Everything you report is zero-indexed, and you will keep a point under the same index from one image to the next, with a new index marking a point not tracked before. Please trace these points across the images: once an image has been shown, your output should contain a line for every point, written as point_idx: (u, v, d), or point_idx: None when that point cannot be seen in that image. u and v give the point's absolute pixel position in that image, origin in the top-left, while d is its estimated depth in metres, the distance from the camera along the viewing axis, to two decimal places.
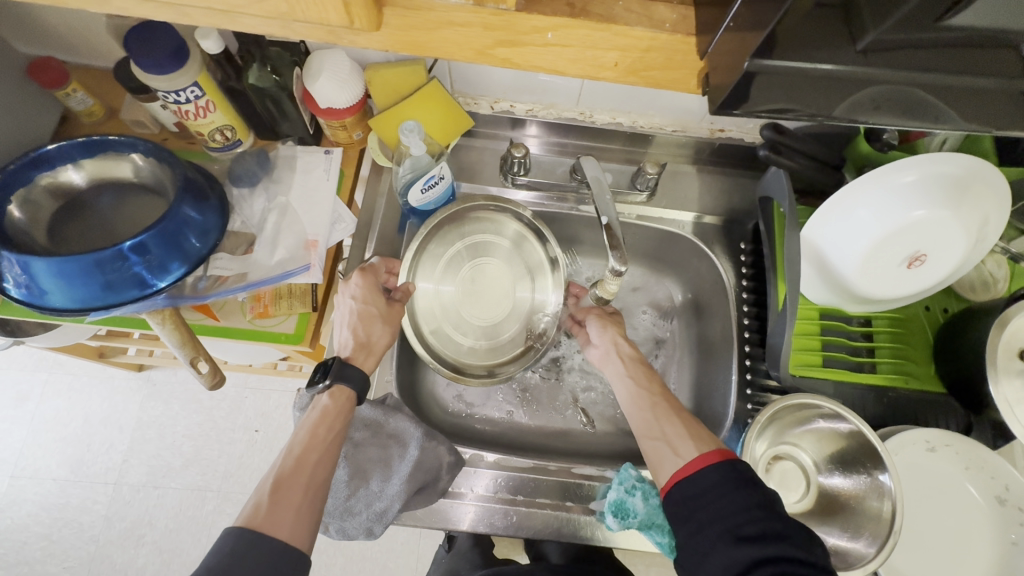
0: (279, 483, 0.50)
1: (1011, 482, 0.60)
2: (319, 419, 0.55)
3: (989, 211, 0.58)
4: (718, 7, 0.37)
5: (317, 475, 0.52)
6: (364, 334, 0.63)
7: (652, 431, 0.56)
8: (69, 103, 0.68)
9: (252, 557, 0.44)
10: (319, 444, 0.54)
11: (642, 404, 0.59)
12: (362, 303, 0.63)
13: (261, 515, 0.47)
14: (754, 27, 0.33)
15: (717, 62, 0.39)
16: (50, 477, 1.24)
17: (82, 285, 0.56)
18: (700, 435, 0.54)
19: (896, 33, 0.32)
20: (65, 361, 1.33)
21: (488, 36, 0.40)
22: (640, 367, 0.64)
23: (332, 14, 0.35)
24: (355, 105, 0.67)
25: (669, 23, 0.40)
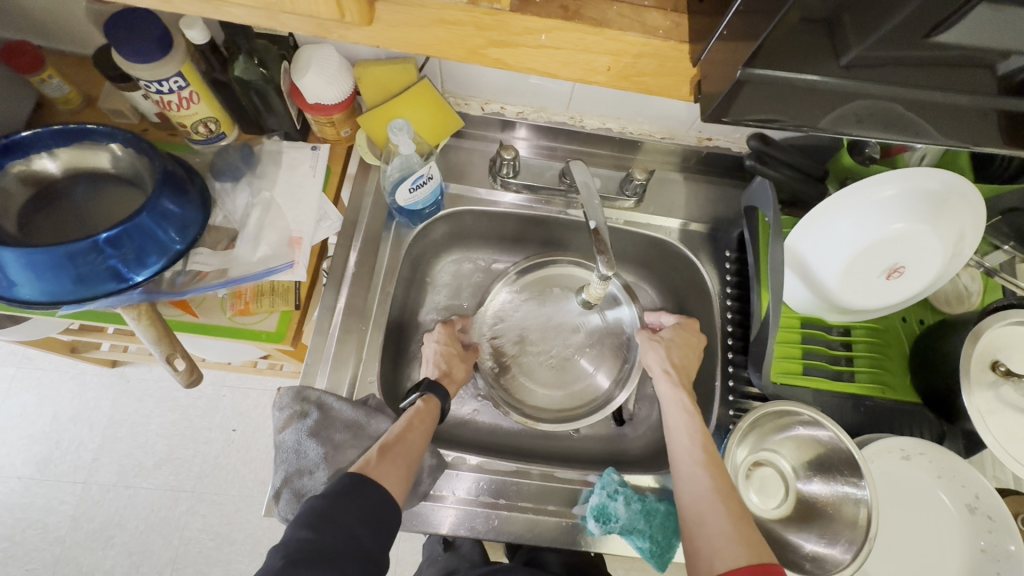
0: (385, 448, 0.55)
1: (981, 491, 0.62)
2: (416, 414, 0.61)
3: (965, 227, 0.60)
4: (712, 17, 0.37)
5: (414, 453, 0.57)
6: (448, 368, 0.70)
7: (694, 512, 0.54)
8: (44, 89, 0.66)
9: (364, 497, 0.49)
10: (417, 428, 0.59)
11: (686, 473, 0.57)
12: (445, 344, 0.72)
13: (370, 467, 0.53)
14: (747, 36, 0.34)
15: (710, 71, 0.39)
16: (15, 475, 1.20)
17: (53, 278, 0.54)
18: (746, 535, 0.50)
19: (877, 50, 0.33)
20: (34, 355, 1.28)
21: (481, 36, 0.40)
22: (688, 423, 0.61)
23: (323, 7, 0.34)
24: (344, 101, 0.67)
25: (661, 31, 0.40)
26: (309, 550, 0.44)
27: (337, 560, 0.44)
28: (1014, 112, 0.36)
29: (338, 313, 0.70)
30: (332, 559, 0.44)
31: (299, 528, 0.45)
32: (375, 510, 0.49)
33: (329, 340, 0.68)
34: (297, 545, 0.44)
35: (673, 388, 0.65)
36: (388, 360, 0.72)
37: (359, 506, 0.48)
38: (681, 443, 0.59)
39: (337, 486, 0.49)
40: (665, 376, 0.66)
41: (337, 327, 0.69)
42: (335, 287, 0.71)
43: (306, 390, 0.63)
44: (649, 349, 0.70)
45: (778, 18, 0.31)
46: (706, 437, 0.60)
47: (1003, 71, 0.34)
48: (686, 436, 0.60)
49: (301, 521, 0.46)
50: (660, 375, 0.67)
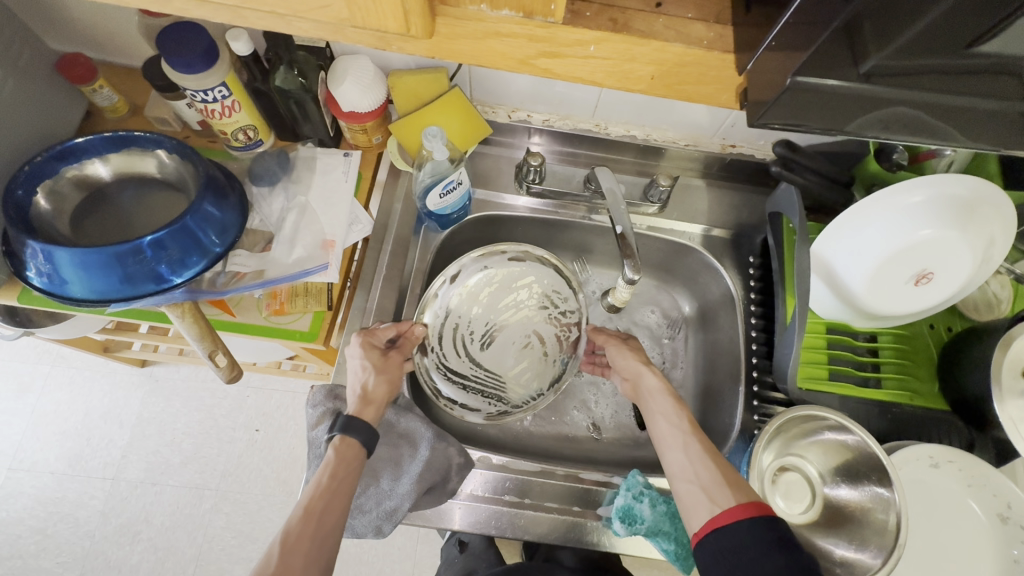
0: (287, 535, 0.50)
1: (1013, 500, 0.61)
2: (323, 472, 0.54)
3: (995, 233, 0.60)
4: (759, 28, 0.39)
5: (329, 523, 0.52)
6: (365, 387, 0.61)
7: (687, 473, 0.55)
8: (95, 98, 0.70)
9: None
10: (326, 491, 0.53)
11: (674, 443, 0.58)
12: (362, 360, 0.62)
13: (273, 567, 0.48)
14: (802, 46, 0.35)
15: (756, 77, 0.41)
16: (47, 470, 1.23)
17: (104, 277, 0.57)
18: (739, 483, 0.53)
19: (895, 59, 0.33)
20: (68, 354, 1.33)
21: (532, 46, 0.41)
22: (670, 402, 0.63)
23: (392, 21, 0.35)
24: (377, 109, 0.69)
25: (706, 41, 0.41)
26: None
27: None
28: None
29: (369, 314, 0.72)
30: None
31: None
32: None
33: None
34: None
35: (655, 375, 0.66)
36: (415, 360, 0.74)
37: None
38: (666, 420, 0.61)
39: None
40: (647, 368, 0.67)
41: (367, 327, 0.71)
42: (365, 288, 0.73)
43: (337, 388, 0.65)
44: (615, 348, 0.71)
45: (835, 25, 0.32)
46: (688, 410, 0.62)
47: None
48: (671, 414, 0.61)
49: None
50: (641, 368, 0.67)
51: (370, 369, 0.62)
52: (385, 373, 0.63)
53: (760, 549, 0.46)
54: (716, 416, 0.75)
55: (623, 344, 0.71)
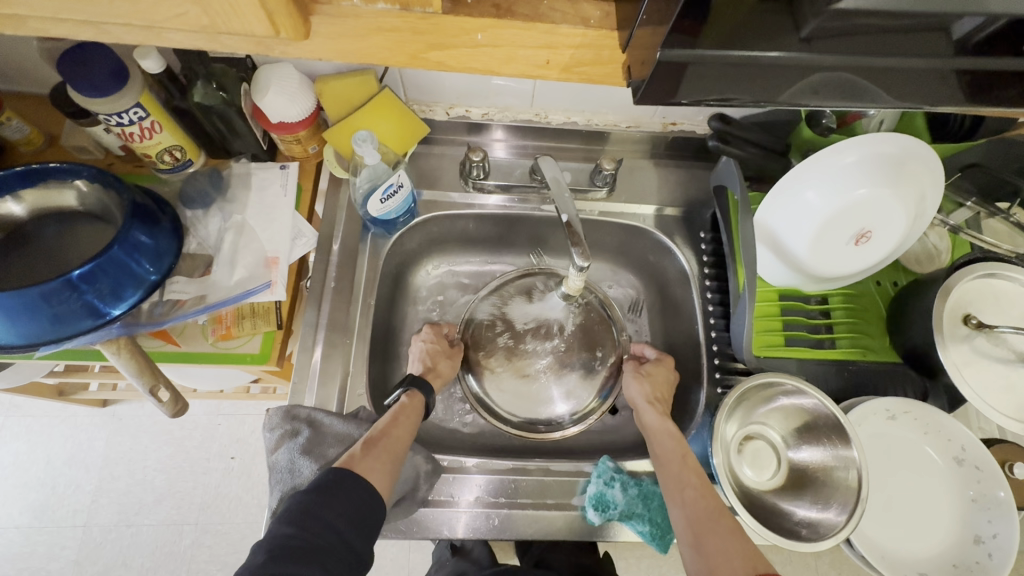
0: (372, 442, 0.57)
1: (967, 442, 0.63)
2: (401, 410, 0.62)
3: (926, 187, 0.61)
4: (635, 4, 0.37)
5: (401, 445, 0.59)
6: (433, 364, 0.71)
7: (690, 536, 0.55)
8: (4, 132, 0.66)
9: (346, 492, 0.51)
10: (404, 422, 0.61)
11: (678, 499, 0.58)
12: (431, 342, 0.73)
13: (356, 461, 0.54)
14: (662, 22, 0.34)
15: (635, 56, 0.39)
16: (12, 525, 1.18)
17: (30, 320, 0.53)
18: (744, 552, 0.52)
19: (835, 22, 0.33)
20: (22, 402, 1.26)
21: (418, 40, 0.39)
22: (675, 448, 0.62)
23: (257, 25, 0.34)
24: (308, 118, 0.67)
25: (592, 21, 0.40)
26: (290, 548, 0.45)
27: (320, 559, 0.46)
28: (970, 71, 0.37)
29: (322, 328, 0.70)
30: (313, 556, 0.46)
31: (281, 526, 0.47)
32: (358, 505, 0.51)
33: (314, 357, 0.68)
34: (280, 543, 0.46)
35: (658, 416, 0.66)
36: (375, 369, 0.72)
37: (339, 502, 0.50)
38: (670, 471, 0.60)
39: (322, 482, 0.51)
40: (650, 408, 0.67)
41: (322, 342, 0.69)
42: (316, 303, 0.71)
43: (295, 408, 0.63)
44: (632, 381, 0.70)
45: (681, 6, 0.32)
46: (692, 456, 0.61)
47: (958, 34, 0.34)
48: (672, 465, 0.61)
49: (284, 519, 0.48)
50: (645, 406, 0.67)
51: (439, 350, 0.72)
52: (451, 358, 0.73)
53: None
54: (683, 393, 0.76)
55: (633, 375, 0.70)
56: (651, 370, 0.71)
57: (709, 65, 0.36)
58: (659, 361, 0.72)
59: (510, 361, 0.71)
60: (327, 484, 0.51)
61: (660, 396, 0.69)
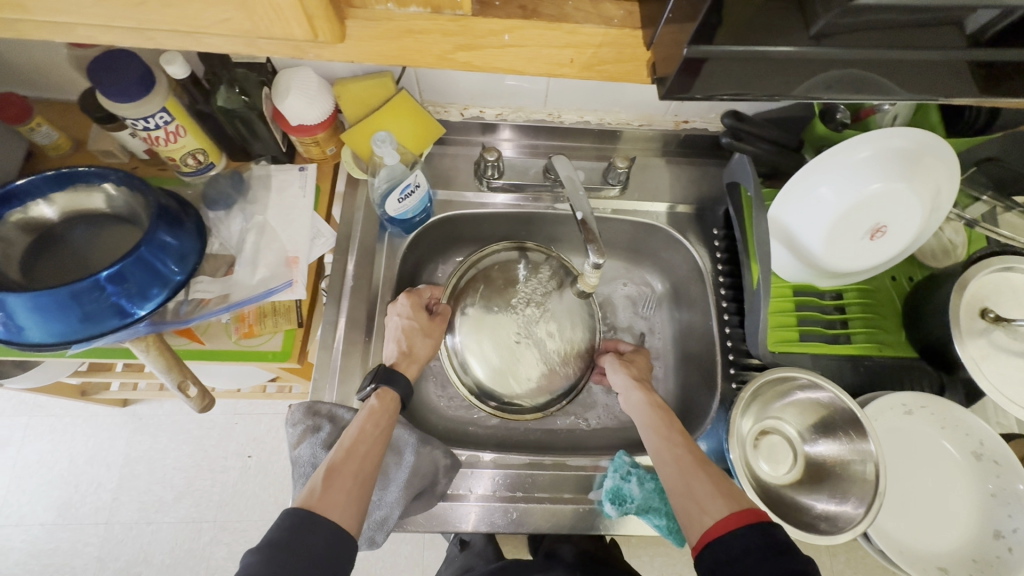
0: (332, 470, 0.54)
1: (985, 437, 0.63)
2: (365, 416, 0.59)
3: (941, 181, 0.61)
4: (656, 3, 0.38)
5: (367, 464, 0.56)
6: (410, 347, 0.68)
7: (681, 487, 0.54)
8: (34, 137, 0.68)
9: (307, 536, 0.47)
10: (368, 437, 0.58)
11: (665, 457, 0.58)
12: (409, 318, 0.69)
13: (315, 498, 0.51)
14: (688, 19, 0.35)
15: (661, 52, 0.40)
16: (37, 522, 1.20)
17: (62, 319, 0.55)
18: (731, 492, 0.52)
19: (845, 20, 0.34)
20: (45, 403, 1.29)
21: (446, 41, 0.40)
22: (660, 415, 0.62)
23: (295, 28, 0.35)
24: (326, 120, 0.68)
25: (616, 20, 0.41)
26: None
27: None
28: (989, 63, 0.37)
29: (341, 326, 0.71)
30: None
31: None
32: (322, 549, 0.48)
33: (334, 354, 0.70)
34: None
35: (644, 394, 0.66)
36: None
37: (300, 550, 0.46)
38: (655, 434, 0.60)
39: (278, 534, 0.47)
40: (636, 386, 0.67)
41: (341, 340, 0.71)
42: (335, 301, 0.72)
43: (316, 404, 0.64)
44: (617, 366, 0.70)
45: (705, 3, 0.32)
46: (677, 422, 0.62)
47: (971, 30, 0.35)
48: (660, 428, 0.61)
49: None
50: (632, 388, 0.67)
51: (417, 330, 0.68)
52: (428, 336, 0.70)
53: (759, 555, 0.45)
54: (696, 389, 0.76)
55: (617, 362, 0.71)
56: (632, 358, 0.73)
57: (724, 59, 0.37)
58: (636, 351, 0.74)
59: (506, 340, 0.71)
60: (284, 533, 0.47)
61: (644, 378, 0.70)
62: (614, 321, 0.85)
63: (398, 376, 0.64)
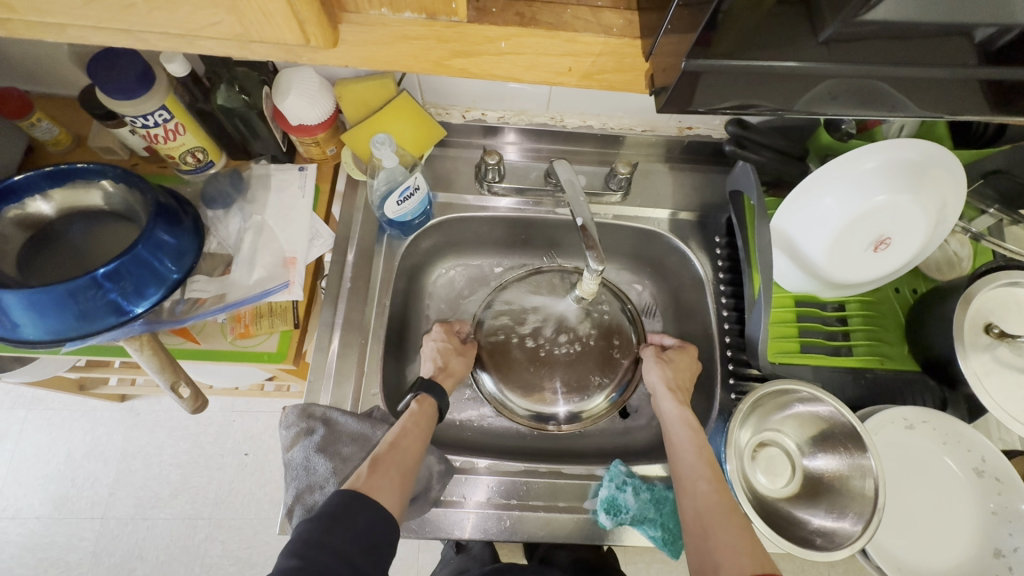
0: (378, 459, 0.56)
1: (987, 454, 0.62)
2: (409, 414, 0.62)
3: (947, 194, 0.60)
4: (660, 11, 0.38)
5: (412, 457, 0.58)
6: (445, 363, 0.71)
7: (701, 529, 0.54)
8: (34, 133, 0.68)
9: (354, 513, 0.50)
10: (410, 432, 0.60)
11: (694, 490, 0.57)
12: (443, 341, 0.72)
13: (362, 481, 0.53)
14: (692, 28, 0.34)
15: (660, 63, 0.39)
16: (33, 516, 1.20)
17: (57, 316, 0.55)
18: (754, 549, 0.50)
19: (851, 28, 0.33)
20: (44, 396, 1.29)
21: (444, 47, 0.40)
22: (693, 445, 0.61)
23: (289, 33, 0.34)
24: (326, 120, 0.68)
25: (615, 29, 0.40)
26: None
27: None
28: (996, 80, 0.36)
29: (338, 328, 0.71)
30: None
31: (287, 558, 0.45)
32: (369, 528, 0.50)
33: (331, 356, 0.69)
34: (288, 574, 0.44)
35: (678, 405, 0.65)
36: (389, 368, 0.73)
37: (347, 526, 0.49)
38: (687, 458, 0.60)
39: (327, 508, 0.50)
40: (670, 395, 0.66)
41: (338, 342, 0.70)
42: (332, 303, 0.72)
43: (311, 407, 0.64)
44: (653, 366, 0.69)
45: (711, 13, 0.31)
46: (708, 449, 0.61)
47: (979, 40, 0.34)
48: (690, 458, 0.60)
49: (291, 549, 0.46)
50: (665, 394, 0.67)
51: (451, 349, 0.72)
52: (463, 356, 0.72)
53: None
54: (694, 397, 0.75)
55: (655, 360, 0.70)
56: (673, 357, 0.70)
57: (726, 70, 0.36)
58: (679, 348, 0.72)
59: (522, 357, 0.72)
60: (334, 508, 0.49)
61: (680, 383, 0.68)
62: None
63: (439, 386, 0.66)
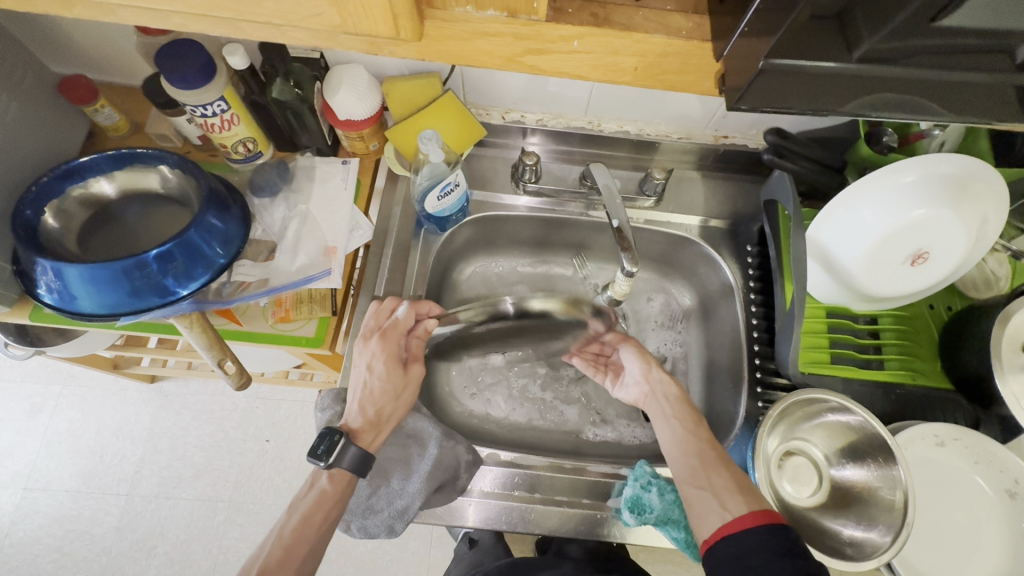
0: (266, 571, 0.53)
1: (1021, 476, 0.61)
2: (314, 506, 0.56)
3: (988, 211, 0.60)
4: (734, 16, 0.39)
5: (306, 561, 0.55)
6: (377, 412, 0.62)
7: (698, 479, 0.56)
8: (97, 118, 0.71)
9: None
10: (311, 532, 0.56)
11: (688, 449, 0.59)
12: (381, 379, 0.62)
13: None
14: (765, 33, 0.35)
15: (732, 64, 0.40)
16: (62, 488, 1.25)
17: (112, 291, 0.58)
18: (750, 490, 0.54)
19: (885, 44, 0.34)
20: (78, 373, 1.34)
21: (519, 44, 0.41)
22: (687, 409, 0.63)
23: (382, 25, 0.36)
24: (373, 116, 0.70)
25: (684, 31, 0.42)
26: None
27: None
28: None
29: None
30: None
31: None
32: None
33: None
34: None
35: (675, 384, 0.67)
36: None
37: None
38: (679, 425, 0.62)
39: None
40: (668, 376, 0.67)
41: None
42: (368, 292, 0.74)
43: (345, 391, 0.66)
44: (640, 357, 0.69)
45: None
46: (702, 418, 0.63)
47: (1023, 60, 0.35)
48: (687, 420, 0.62)
49: None
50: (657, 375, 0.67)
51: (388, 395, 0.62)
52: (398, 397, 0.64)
53: (767, 555, 0.47)
54: (720, 404, 0.76)
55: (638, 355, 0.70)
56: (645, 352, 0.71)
57: (775, 72, 0.37)
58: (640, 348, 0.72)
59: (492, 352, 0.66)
60: None
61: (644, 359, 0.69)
62: (637, 335, 0.85)
63: (367, 461, 0.58)
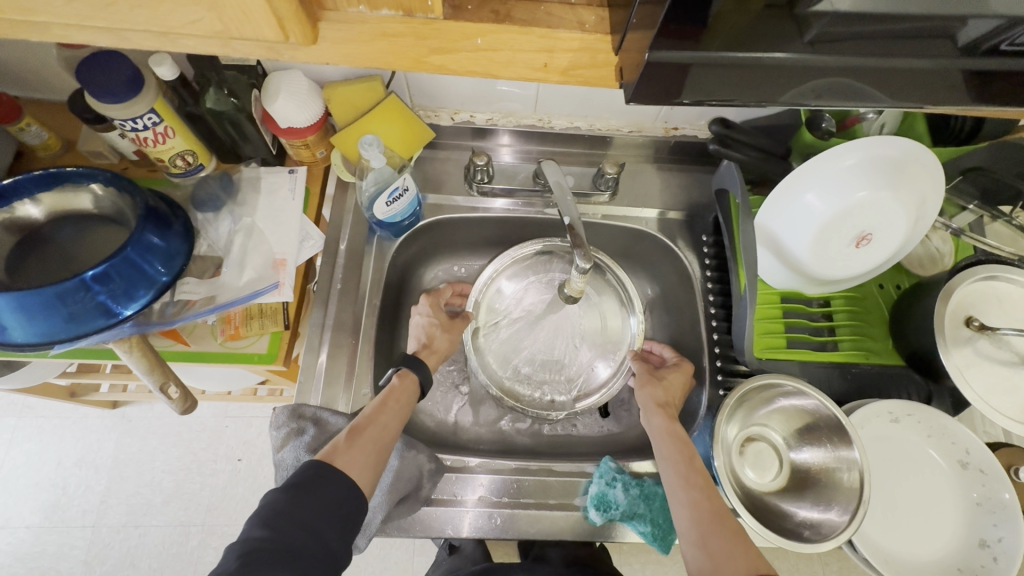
0: (356, 431, 0.57)
1: (971, 446, 0.63)
2: (389, 393, 0.62)
3: (925, 191, 0.62)
4: (623, 11, 0.39)
5: (384, 437, 0.58)
6: (429, 340, 0.73)
7: (694, 534, 0.53)
8: (23, 138, 0.68)
9: (327, 486, 0.50)
10: (391, 409, 0.61)
11: (681, 498, 0.56)
12: (429, 316, 0.75)
13: (337, 453, 0.54)
14: (648, 26, 0.35)
15: (624, 60, 0.40)
16: (23, 524, 1.19)
17: (45, 318, 0.55)
18: (747, 551, 0.50)
19: (840, 26, 0.34)
20: (35, 404, 1.29)
21: (422, 45, 0.40)
22: (677, 446, 0.61)
23: (268, 31, 0.35)
24: (316, 123, 0.68)
25: (589, 25, 0.42)
26: (263, 548, 0.44)
27: (295, 560, 0.45)
28: (972, 70, 0.37)
29: (328, 329, 0.71)
30: (289, 557, 0.45)
31: (255, 528, 0.46)
32: (337, 501, 0.50)
33: (321, 355, 0.70)
34: (251, 545, 0.44)
35: (666, 421, 0.64)
36: (380, 369, 0.74)
37: (319, 497, 0.49)
38: (671, 467, 0.59)
39: (300, 479, 0.50)
40: (658, 412, 0.65)
41: (327, 343, 0.71)
42: (322, 304, 0.72)
43: (301, 407, 0.64)
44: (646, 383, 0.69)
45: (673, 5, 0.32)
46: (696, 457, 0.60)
47: (932, 40, 0.35)
48: (679, 465, 0.59)
49: (258, 521, 0.46)
50: (653, 409, 0.66)
51: (437, 326, 0.74)
52: (448, 332, 0.74)
53: None
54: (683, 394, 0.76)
55: (648, 378, 0.69)
56: (665, 375, 0.70)
57: (699, 63, 0.37)
58: (673, 367, 0.72)
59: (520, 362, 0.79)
60: (307, 478, 0.50)
61: (672, 402, 0.67)
62: None
63: (417, 361, 0.67)
